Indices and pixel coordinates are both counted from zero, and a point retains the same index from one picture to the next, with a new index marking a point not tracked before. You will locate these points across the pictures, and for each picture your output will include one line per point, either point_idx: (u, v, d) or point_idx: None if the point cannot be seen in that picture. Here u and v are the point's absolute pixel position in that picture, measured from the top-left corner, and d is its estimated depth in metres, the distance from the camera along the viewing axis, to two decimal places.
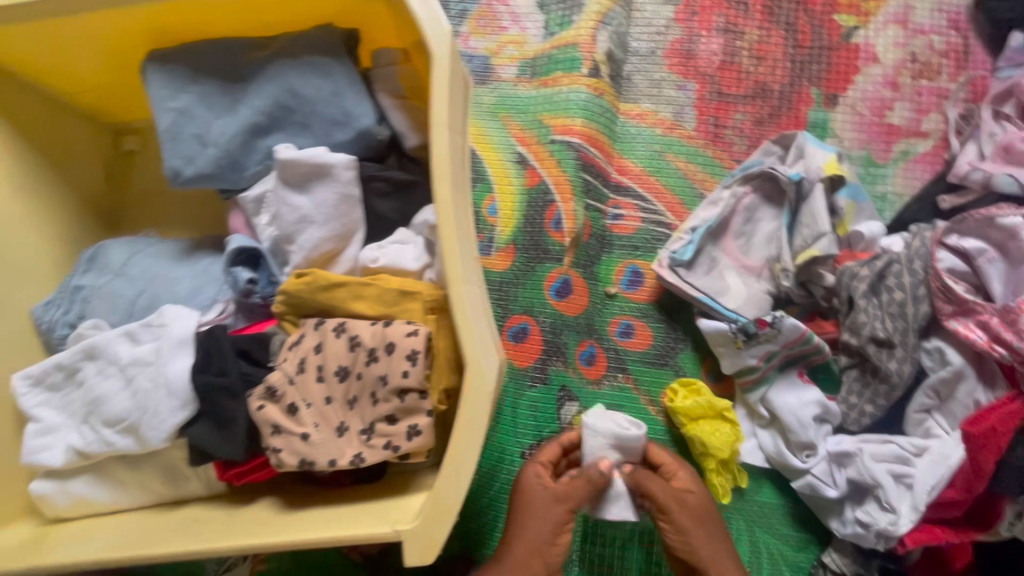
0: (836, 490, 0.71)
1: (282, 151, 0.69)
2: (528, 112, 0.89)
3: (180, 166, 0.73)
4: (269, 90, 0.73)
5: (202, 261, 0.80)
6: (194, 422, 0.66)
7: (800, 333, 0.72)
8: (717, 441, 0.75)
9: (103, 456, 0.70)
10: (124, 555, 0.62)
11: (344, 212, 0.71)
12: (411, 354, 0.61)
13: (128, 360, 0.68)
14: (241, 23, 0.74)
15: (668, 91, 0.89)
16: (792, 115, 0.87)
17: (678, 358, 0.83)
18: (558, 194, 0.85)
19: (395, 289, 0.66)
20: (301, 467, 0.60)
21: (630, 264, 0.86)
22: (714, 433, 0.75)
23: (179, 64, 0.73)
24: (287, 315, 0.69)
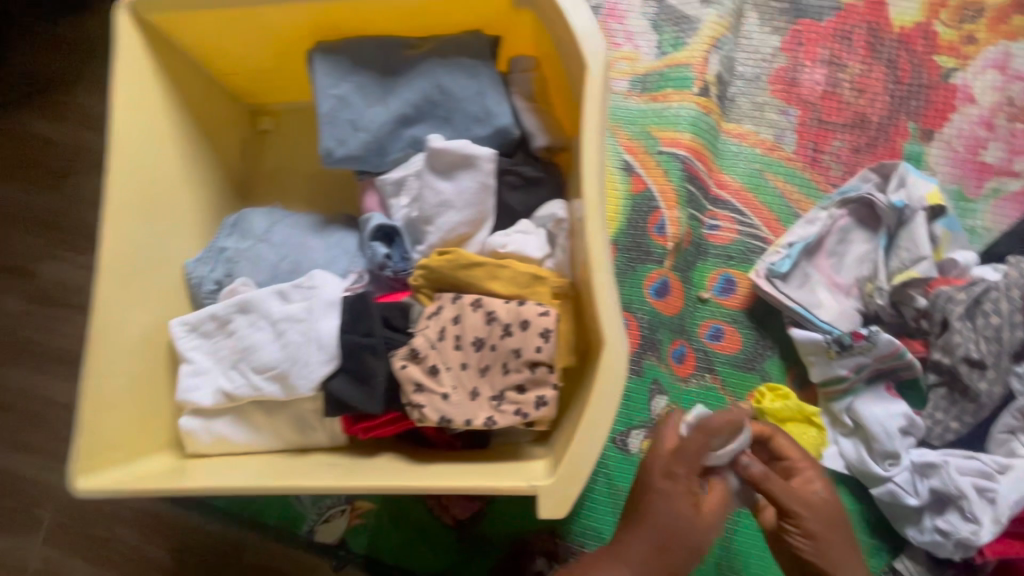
0: (917, 498, 0.76)
1: (435, 140, 0.76)
2: (636, 124, 0.95)
3: (334, 147, 0.81)
4: (420, 85, 0.81)
5: (336, 235, 0.87)
6: (335, 377, 0.73)
7: (894, 348, 0.77)
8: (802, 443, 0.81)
9: (246, 400, 0.77)
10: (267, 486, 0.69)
11: (481, 200, 0.78)
12: (545, 331, 0.68)
13: (280, 315, 0.75)
14: (399, 24, 0.82)
15: (770, 114, 0.95)
16: (888, 146, 0.92)
17: (764, 363, 0.89)
18: (663, 201, 0.91)
19: (527, 272, 0.73)
20: (441, 423, 0.67)
21: (724, 272, 0.92)
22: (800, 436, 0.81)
23: (342, 56, 0.82)
24: (424, 288, 0.76)
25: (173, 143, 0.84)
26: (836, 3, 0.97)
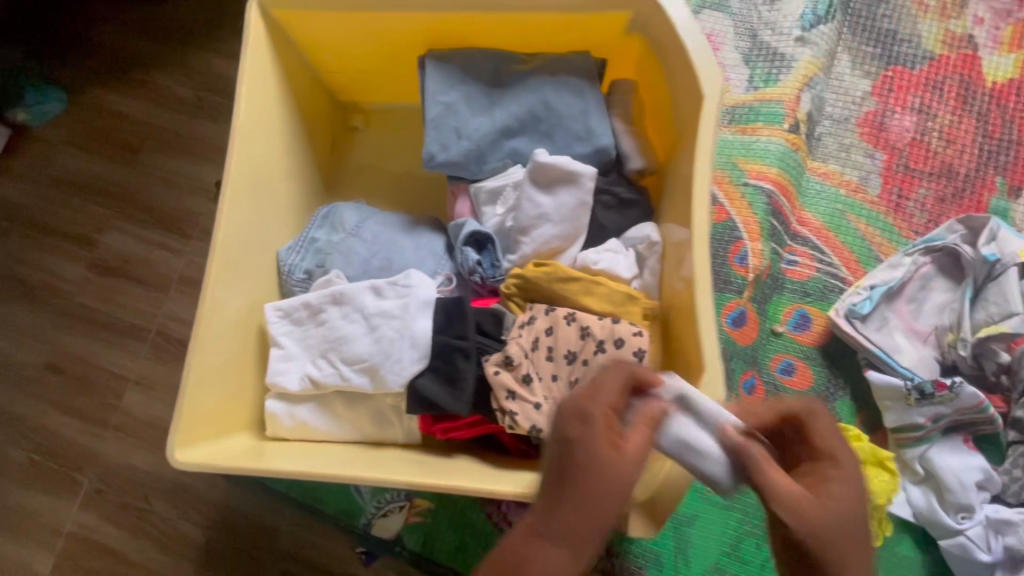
0: (990, 554, 0.76)
1: (540, 154, 0.78)
2: (722, 154, 0.97)
3: (436, 151, 0.83)
4: (526, 100, 0.83)
5: (425, 236, 0.89)
6: (424, 375, 0.74)
7: (977, 402, 0.78)
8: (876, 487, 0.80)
9: (331, 389, 0.78)
10: (352, 474, 0.70)
11: (577, 216, 0.79)
12: (638, 351, 0.70)
13: (374, 310, 0.76)
14: (511, 39, 0.85)
15: (856, 156, 0.96)
16: (974, 198, 0.93)
17: (835, 403, 0.88)
18: (746, 232, 0.92)
19: (622, 291, 0.75)
20: (531, 433, 0.68)
21: (800, 308, 0.92)
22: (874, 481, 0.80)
23: (453, 66, 0.84)
24: (516, 297, 0.78)
25: (280, 133, 0.87)
26: (930, 53, 0.99)
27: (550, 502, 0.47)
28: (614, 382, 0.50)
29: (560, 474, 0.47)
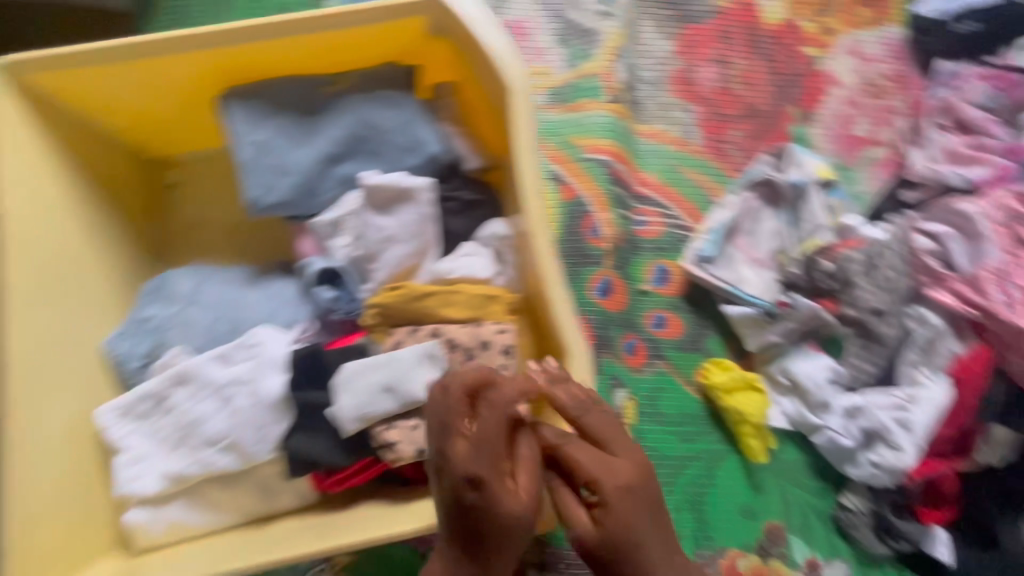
0: (851, 439, 0.86)
1: (366, 177, 0.77)
2: (557, 134, 1.00)
3: (259, 195, 0.77)
4: (343, 122, 0.79)
5: (273, 285, 0.83)
6: (293, 433, 0.69)
7: (813, 311, 0.86)
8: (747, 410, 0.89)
9: (198, 479, 0.71)
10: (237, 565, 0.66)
11: (423, 229, 0.77)
12: (506, 348, 0.71)
13: (223, 381, 0.70)
14: (314, 64, 0.79)
15: (676, 113, 1.03)
16: (778, 130, 1.03)
17: (706, 342, 0.95)
18: (593, 205, 0.96)
19: (480, 293, 0.74)
20: (418, 456, 0.67)
21: (658, 264, 0.98)
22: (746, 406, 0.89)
23: (257, 102, 0.78)
24: (378, 325, 0.75)
25: (71, 212, 0.76)
26: (715, 7, 1.07)
27: (472, 545, 0.55)
28: (495, 418, 0.54)
29: (479, 522, 0.54)
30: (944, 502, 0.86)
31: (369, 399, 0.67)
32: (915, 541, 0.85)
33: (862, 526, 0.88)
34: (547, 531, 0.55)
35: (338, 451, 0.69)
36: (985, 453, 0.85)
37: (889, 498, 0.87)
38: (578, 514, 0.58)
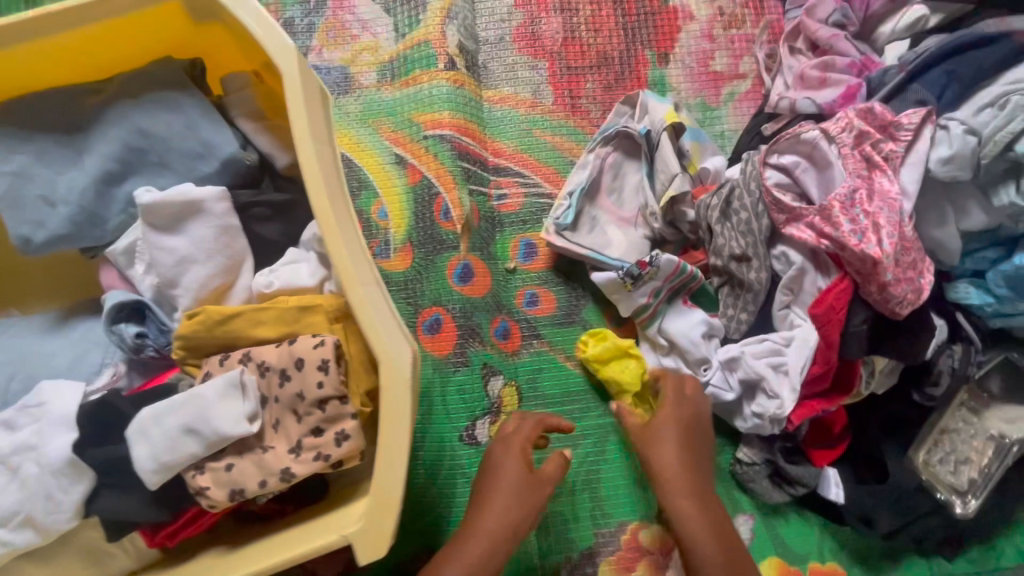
0: (733, 392, 0.81)
1: (142, 196, 0.66)
2: (396, 113, 0.92)
3: (29, 232, 0.68)
4: (114, 135, 0.69)
5: (79, 328, 0.75)
6: (97, 495, 0.62)
7: (675, 265, 0.81)
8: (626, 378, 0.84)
9: (4, 561, 0.64)
10: None
11: (227, 243, 0.69)
12: (322, 363, 0.62)
13: (8, 450, 0.62)
14: (71, 69, 0.70)
15: (523, 72, 0.95)
16: (634, 77, 0.96)
17: (583, 313, 0.90)
18: (441, 185, 0.89)
19: (294, 306, 0.66)
20: (234, 497, 0.61)
21: (523, 239, 0.91)
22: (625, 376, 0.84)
23: (4, 125, 0.68)
24: (189, 358, 0.67)
25: None
26: None
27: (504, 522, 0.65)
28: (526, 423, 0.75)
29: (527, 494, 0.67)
30: (831, 440, 0.84)
31: (169, 446, 0.60)
32: (810, 486, 0.82)
33: (759, 477, 0.84)
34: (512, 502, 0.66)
35: (150, 506, 0.62)
36: (871, 385, 0.80)
37: (781, 443, 0.84)
38: (520, 485, 0.67)
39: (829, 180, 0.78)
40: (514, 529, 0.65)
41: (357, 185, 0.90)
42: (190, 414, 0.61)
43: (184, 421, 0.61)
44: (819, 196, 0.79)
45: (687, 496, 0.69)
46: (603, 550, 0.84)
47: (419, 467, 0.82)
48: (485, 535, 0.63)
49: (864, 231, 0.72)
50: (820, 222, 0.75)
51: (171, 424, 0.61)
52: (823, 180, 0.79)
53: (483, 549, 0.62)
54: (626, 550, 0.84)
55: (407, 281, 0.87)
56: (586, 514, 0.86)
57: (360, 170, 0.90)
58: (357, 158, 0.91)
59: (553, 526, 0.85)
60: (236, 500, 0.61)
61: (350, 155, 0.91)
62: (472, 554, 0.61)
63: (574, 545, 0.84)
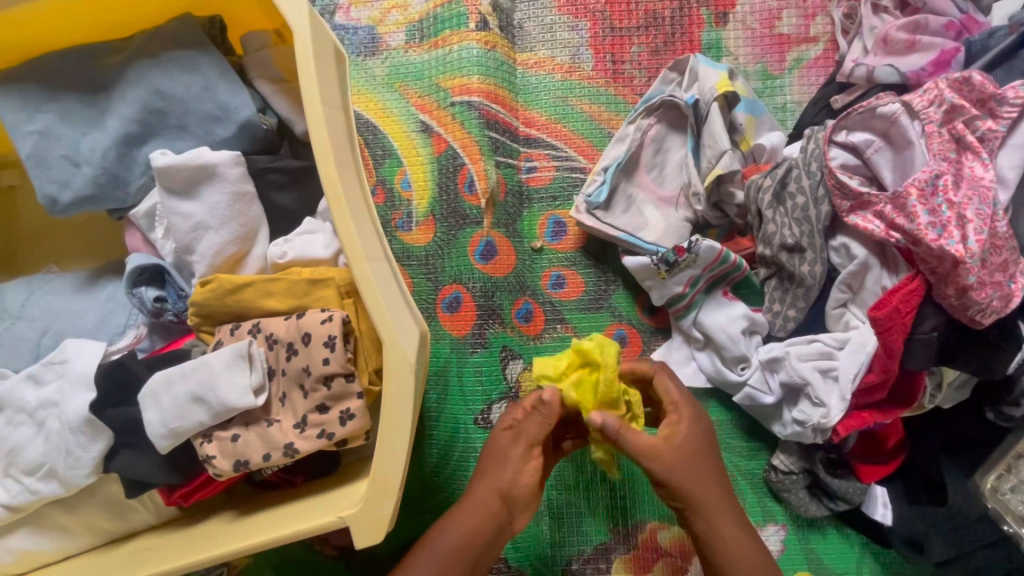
0: (773, 396, 0.74)
1: (158, 159, 0.66)
2: (424, 77, 0.87)
3: (55, 192, 0.68)
4: (133, 96, 0.68)
5: (107, 289, 0.76)
6: (114, 454, 0.63)
7: (716, 253, 0.73)
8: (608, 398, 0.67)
9: (36, 506, 0.66)
10: None
11: (241, 211, 0.68)
12: (328, 340, 0.59)
13: (35, 403, 0.64)
14: (92, 26, 0.69)
15: (561, 33, 0.87)
16: (685, 39, 0.87)
17: (612, 299, 0.83)
18: (466, 156, 0.84)
19: (304, 279, 0.64)
20: (238, 468, 0.60)
21: (552, 215, 0.85)
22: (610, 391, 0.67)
23: (32, 84, 0.69)
24: (203, 325, 0.67)
25: None
26: None
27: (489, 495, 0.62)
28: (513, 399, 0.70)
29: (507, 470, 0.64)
30: (883, 454, 0.76)
31: (177, 413, 0.60)
32: (855, 502, 0.75)
33: (795, 487, 0.77)
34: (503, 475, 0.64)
35: (161, 469, 0.63)
36: (937, 399, 0.71)
37: (823, 454, 0.76)
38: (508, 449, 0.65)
39: (908, 162, 0.67)
40: (498, 518, 0.62)
41: (381, 153, 0.86)
42: (197, 383, 0.60)
43: (192, 390, 0.60)
44: (894, 181, 0.68)
45: (712, 506, 0.63)
46: (617, 548, 0.81)
47: (433, 447, 0.80)
48: (480, 505, 0.62)
49: (946, 224, 0.62)
50: (892, 211, 0.65)
51: (179, 391, 0.61)
52: (901, 162, 0.68)
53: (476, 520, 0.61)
54: (643, 550, 0.80)
55: (428, 256, 0.84)
56: (604, 507, 0.82)
57: (385, 138, 0.87)
58: (382, 125, 0.87)
59: (571, 518, 0.81)
60: (240, 471, 0.60)
61: (376, 122, 0.87)
62: (463, 523, 0.60)
63: (588, 539, 0.81)
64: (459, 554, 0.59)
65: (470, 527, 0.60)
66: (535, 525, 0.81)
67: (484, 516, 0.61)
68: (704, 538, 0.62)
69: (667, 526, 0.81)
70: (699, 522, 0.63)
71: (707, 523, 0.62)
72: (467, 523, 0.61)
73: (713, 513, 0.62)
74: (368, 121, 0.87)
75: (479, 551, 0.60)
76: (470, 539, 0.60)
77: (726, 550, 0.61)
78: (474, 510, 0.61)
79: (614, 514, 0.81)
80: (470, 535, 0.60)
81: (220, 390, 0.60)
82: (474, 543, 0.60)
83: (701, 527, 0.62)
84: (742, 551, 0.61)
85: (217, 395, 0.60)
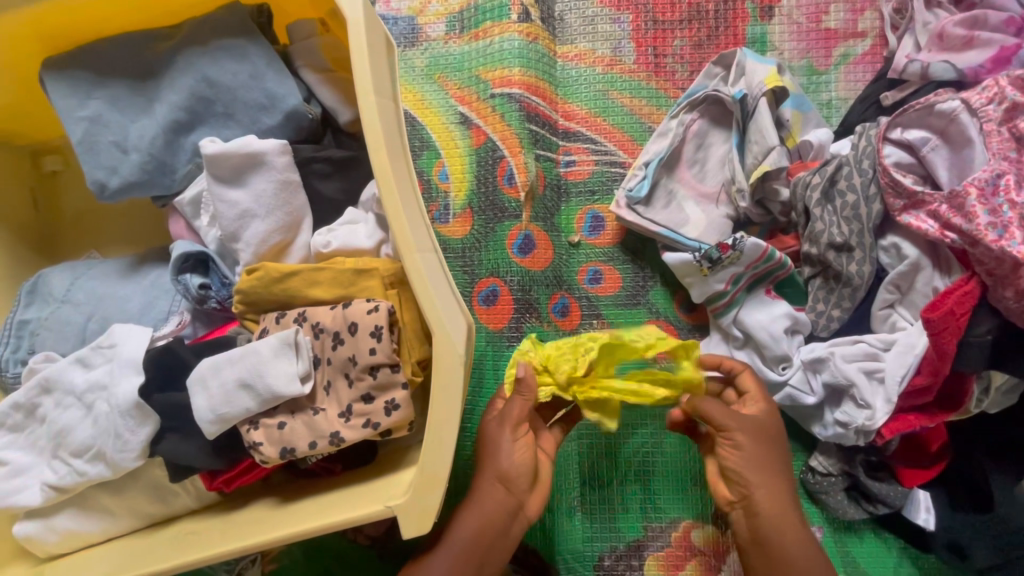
0: (815, 396, 0.73)
1: (208, 146, 0.66)
2: (464, 68, 0.87)
3: (104, 178, 0.69)
4: (182, 84, 0.69)
5: (150, 275, 0.77)
6: (161, 438, 0.63)
7: (761, 251, 0.72)
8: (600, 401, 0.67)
9: (81, 487, 0.66)
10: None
11: (287, 200, 0.68)
12: (375, 330, 0.59)
13: (83, 386, 0.65)
14: (141, 14, 0.70)
15: (603, 26, 0.87)
16: (729, 33, 0.85)
17: (650, 295, 0.83)
18: (506, 148, 0.84)
19: (350, 269, 0.65)
20: (284, 456, 0.60)
21: (590, 210, 0.85)
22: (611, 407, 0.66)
23: (82, 70, 0.69)
24: (248, 313, 0.68)
25: None
26: None
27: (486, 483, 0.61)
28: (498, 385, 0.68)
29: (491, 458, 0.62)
30: (926, 458, 0.75)
31: (224, 399, 0.61)
32: (895, 507, 0.74)
33: (833, 489, 0.76)
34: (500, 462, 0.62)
35: (207, 454, 0.63)
36: (984, 404, 0.69)
37: (864, 456, 0.75)
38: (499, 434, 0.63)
39: (966, 161, 0.66)
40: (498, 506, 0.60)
41: (419, 145, 0.86)
42: (245, 369, 0.61)
43: (240, 376, 0.61)
44: (950, 180, 0.67)
45: (776, 486, 0.62)
46: (650, 545, 0.80)
47: (467, 439, 0.80)
48: (486, 493, 0.61)
49: (1007, 225, 0.60)
50: (948, 211, 0.64)
51: (226, 377, 0.61)
52: (959, 161, 0.66)
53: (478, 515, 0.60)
54: (676, 547, 0.80)
55: (465, 248, 0.84)
56: (637, 504, 0.81)
57: (423, 130, 0.87)
58: (420, 116, 0.87)
59: (604, 514, 0.81)
60: (286, 459, 0.60)
61: (414, 113, 0.87)
62: (467, 515, 0.60)
63: (620, 536, 0.81)
64: (471, 542, 0.59)
65: (479, 512, 0.60)
66: (567, 520, 0.81)
67: (491, 506, 0.60)
68: (766, 517, 0.61)
69: (701, 525, 0.80)
70: (763, 501, 0.61)
71: (769, 501, 0.61)
72: (473, 516, 0.60)
73: (775, 494, 0.61)
74: (406, 112, 0.87)
75: (492, 539, 0.59)
76: (480, 530, 0.59)
77: (784, 532, 0.60)
78: (478, 498, 0.61)
79: (647, 511, 0.81)
80: (482, 525, 0.59)
81: (269, 377, 0.60)
82: (481, 537, 0.59)
83: (759, 508, 0.61)
84: (796, 536, 0.59)
85: (264, 382, 0.60)
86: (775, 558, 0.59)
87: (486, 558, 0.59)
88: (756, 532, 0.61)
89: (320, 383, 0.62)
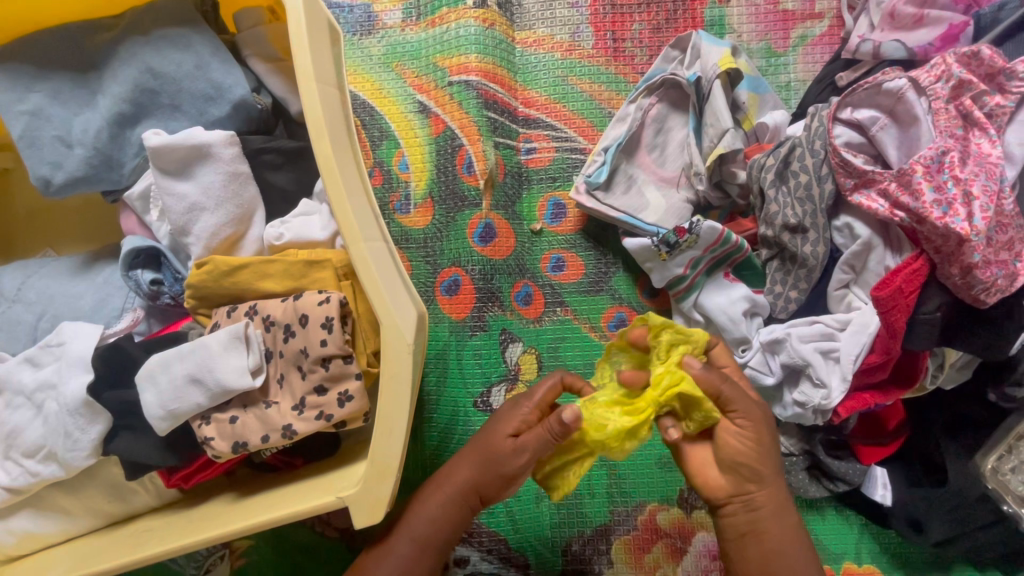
0: (773, 377, 0.73)
1: (151, 138, 0.65)
2: (422, 56, 0.86)
3: (48, 173, 0.68)
4: (124, 75, 0.67)
5: (104, 273, 0.75)
6: (114, 436, 0.63)
7: (718, 234, 0.72)
8: (671, 358, 0.60)
9: (35, 488, 0.66)
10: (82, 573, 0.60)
11: (235, 192, 0.67)
12: (326, 322, 0.59)
13: (32, 386, 0.64)
14: (80, 4, 0.68)
15: (562, 11, 0.86)
16: (687, 16, 0.85)
17: (612, 281, 0.83)
18: (465, 136, 0.83)
19: (301, 261, 0.64)
20: (236, 450, 0.60)
21: (551, 197, 0.84)
22: (677, 385, 0.57)
23: (20, 63, 0.67)
24: (200, 308, 0.67)
25: None
26: None
27: (461, 501, 0.62)
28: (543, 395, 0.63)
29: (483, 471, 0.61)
30: (886, 436, 0.76)
31: (174, 395, 0.60)
32: (853, 484, 0.74)
33: (793, 469, 0.77)
34: (485, 476, 0.61)
35: (162, 452, 0.63)
36: (938, 380, 0.70)
37: (823, 436, 0.76)
38: (496, 445, 0.60)
39: (914, 139, 0.66)
40: (463, 510, 0.62)
41: (379, 135, 0.85)
42: (201, 367, 0.60)
43: (191, 371, 0.60)
44: (899, 158, 0.68)
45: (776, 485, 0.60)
46: (617, 529, 0.81)
47: (430, 431, 0.80)
48: (454, 500, 0.62)
49: (951, 202, 0.61)
50: (897, 189, 0.64)
51: (176, 372, 0.60)
52: (907, 139, 0.67)
53: (441, 520, 0.62)
54: (643, 531, 0.81)
55: (426, 239, 0.83)
56: (604, 490, 0.82)
57: (382, 119, 0.86)
58: (379, 106, 0.86)
59: (569, 501, 0.81)
60: (238, 453, 0.60)
61: (373, 101, 0.86)
62: (438, 513, 0.62)
63: (586, 521, 0.81)
64: (437, 532, 0.61)
65: (438, 510, 0.62)
66: (534, 505, 0.81)
67: (455, 515, 0.62)
68: (763, 512, 0.60)
69: (667, 508, 0.81)
70: (765, 498, 0.60)
71: (773, 496, 0.60)
72: (444, 511, 0.62)
73: (778, 504, 0.60)
74: (365, 102, 0.86)
75: (452, 535, 0.62)
76: (436, 524, 0.61)
77: (781, 515, 0.60)
78: (448, 499, 0.62)
79: (612, 496, 0.82)
80: (435, 526, 0.61)
81: (225, 371, 0.59)
82: (440, 538, 0.61)
83: (763, 500, 0.60)
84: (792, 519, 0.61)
85: (219, 374, 0.59)
86: (772, 549, 0.60)
87: (450, 544, 0.62)
88: (756, 524, 0.60)
89: (278, 376, 0.61)
